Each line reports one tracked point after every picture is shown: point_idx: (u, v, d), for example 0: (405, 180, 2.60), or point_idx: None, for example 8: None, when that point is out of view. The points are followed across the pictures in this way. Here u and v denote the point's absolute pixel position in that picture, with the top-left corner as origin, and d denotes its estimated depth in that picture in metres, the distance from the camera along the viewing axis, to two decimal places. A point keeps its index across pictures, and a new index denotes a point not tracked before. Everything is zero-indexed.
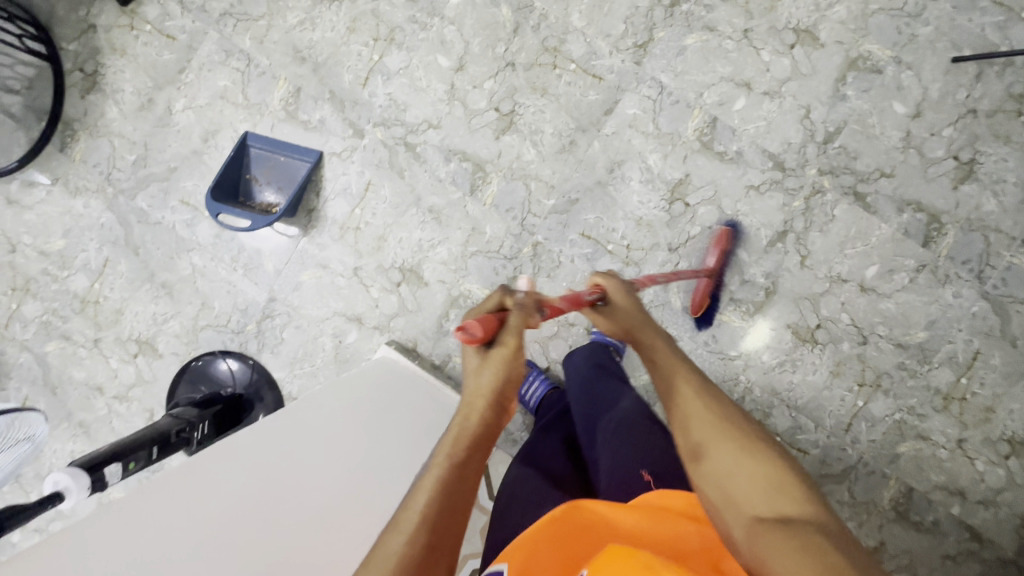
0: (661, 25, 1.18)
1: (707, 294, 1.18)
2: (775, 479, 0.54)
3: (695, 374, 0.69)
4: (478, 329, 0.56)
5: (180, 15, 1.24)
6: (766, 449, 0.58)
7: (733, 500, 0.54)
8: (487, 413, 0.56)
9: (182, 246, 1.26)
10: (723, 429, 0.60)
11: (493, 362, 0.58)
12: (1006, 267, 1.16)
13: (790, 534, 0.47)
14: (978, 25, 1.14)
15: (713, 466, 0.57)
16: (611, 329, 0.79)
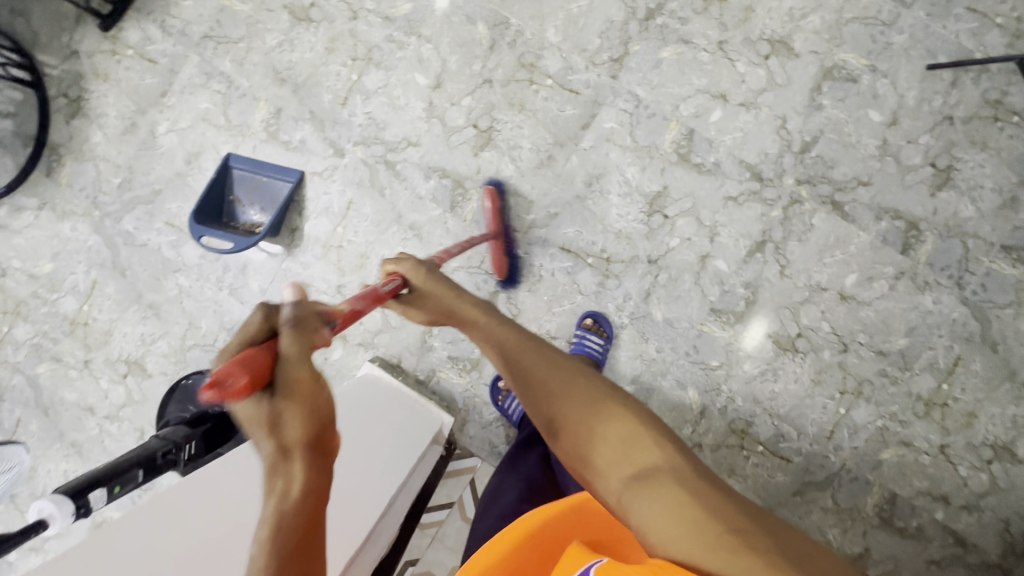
0: (636, 39, 1.19)
1: (500, 255, 1.19)
2: (624, 433, 0.62)
3: (537, 352, 0.72)
4: (237, 377, 0.44)
5: (162, 39, 1.26)
6: (610, 408, 0.65)
7: (601, 466, 0.61)
8: (307, 474, 0.46)
9: (168, 266, 1.28)
10: (571, 400, 0.66)
11: (289, 404, 0.46)
12: (985, 273, 1.16)
13: (649, 486, 0.55)
14: (952, 31, 1.14)
15: (573, 441, 0.64)
16: (426, 314, 0.79)
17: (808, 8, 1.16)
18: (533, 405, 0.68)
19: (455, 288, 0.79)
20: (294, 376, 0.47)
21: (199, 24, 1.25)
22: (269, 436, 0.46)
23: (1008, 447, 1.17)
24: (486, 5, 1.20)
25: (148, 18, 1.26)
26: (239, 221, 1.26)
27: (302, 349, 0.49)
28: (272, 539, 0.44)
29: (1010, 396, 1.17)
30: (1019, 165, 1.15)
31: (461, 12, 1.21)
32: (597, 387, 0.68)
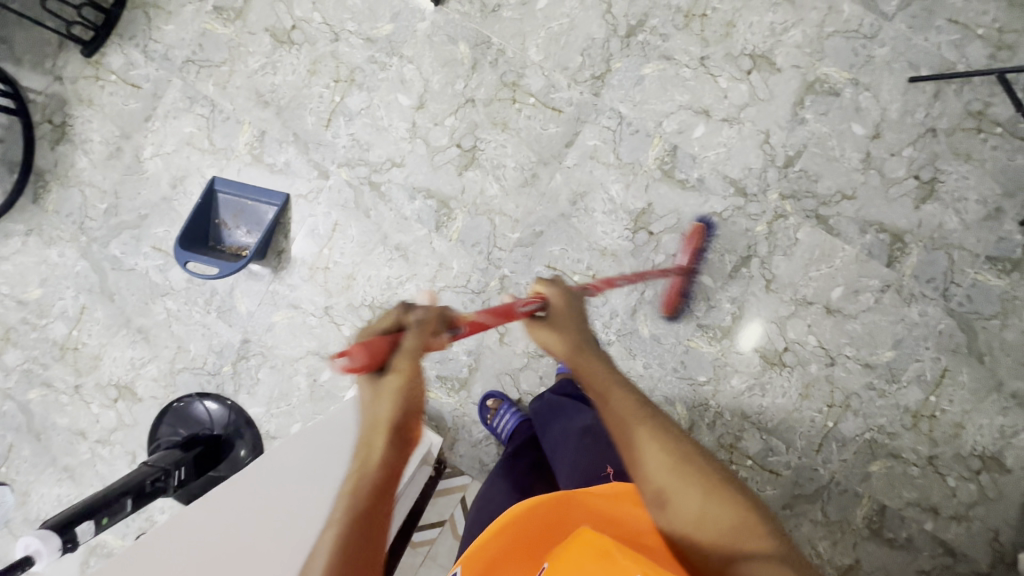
0: (618, 56, 1.19)
1: (679, 291, 1.18)
2: (744, 522, 0.52)
3: (650, 407, 0.62)
4: (362, 357, 0.47)
5: (144, 64, 1.26)
6: (728, 486, 0.55)
7: (709, 545, 0.53)
8: (389, 456, 0.47)
9: (156, 291, 1.28)
10: (693, 470, 0.56)
11: (388, 393, 0.48)
12: (971, 284, 1.16)
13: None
14: (934, 43, 1.14)
15: (681, 512, 0.54)
16: (548, 342, 0.71)
17: (789, 22, 1.16)
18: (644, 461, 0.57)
19: (580, 321, 0.72)
20: (411, 368, 0.49)
21: (181, 48, 1.25)
22: (368, 414, 0.48)
23: (996, 457, 1.17)
24: (468, 24, 1.20)
25: (130, 42, 1.26)
26: (225, 245, 1.26)
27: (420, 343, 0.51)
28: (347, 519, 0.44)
29: (997, 407, 1.17)
30: (1003, 176, 1.15)
31: (442, 32, 1.21)
32: (709, 456, 0.58)
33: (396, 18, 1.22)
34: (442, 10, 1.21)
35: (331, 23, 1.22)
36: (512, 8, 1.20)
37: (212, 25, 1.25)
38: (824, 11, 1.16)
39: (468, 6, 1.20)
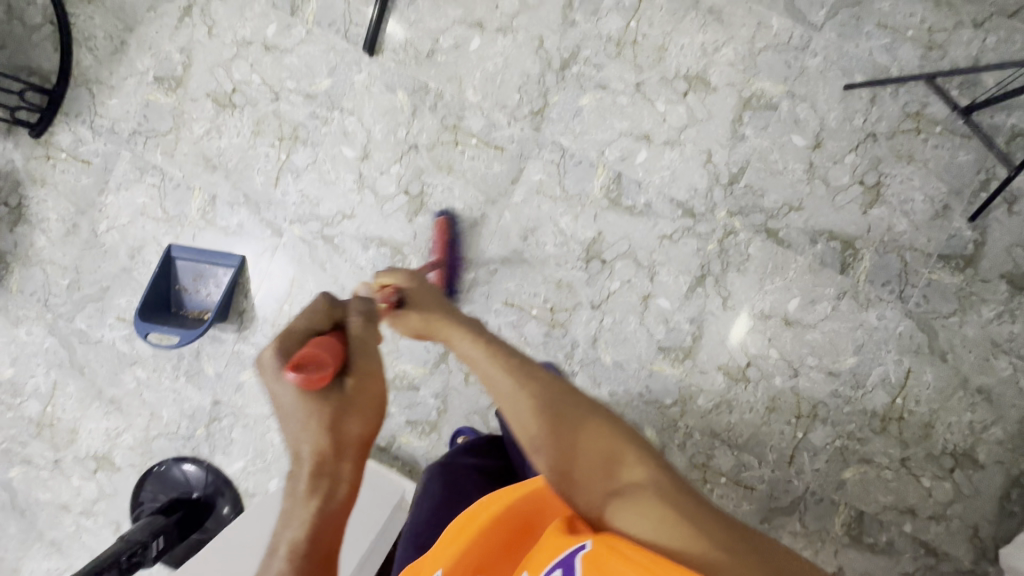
0: (555, 89, 1.20)
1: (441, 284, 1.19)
2: (608, 449, 0.66)
3: (526, 370, 0.75)
4: (323, 365, 0.58)
5: (92, 139, 1.27)
6: (590, 424, 0.69)
7: (581, 474, 0.64)
8: (352, 468, 0.56)
9: (124, 360, 1.30)
10: (563, 420, 0.69)
11: (354, 406, 0.59)
12: (926, 284, 1.16)
13: (627, 497, 0.60)
14: (865, 49, 1.15)
15: (558, 458, 0.66)
16: (417, 327, 0.84)
17: (720, 41, 1.17)
18: (523, 418, 0.71)
19: (443, 304, 0.86)
20: (364, 363, 0.63)
21: (127, 120, 1.27)
22: (325, 429, 0.56)
23: (968, 453, 1.17)
24: (404, 72, 1.22)
25: (76, 119, 1.28)
26: (187, 309, 1.27)
27: (365, 342, 0.65)
28: (311, 535, 0.51)
29: (964, 403, 1.17)
30: (947, 174, 1.15)
31: (380, 82, 1.22)
32: (576, 403, 0.71)
33: (333, 73, 1.23)
34: (378, 60, 1.22)
35: (270, 83, 1.24)
36: (446, 52, 1.21)
37: (154, 95, 1.26)
38: (753, 27, 1.16)
39: (403, 55, 1.21)
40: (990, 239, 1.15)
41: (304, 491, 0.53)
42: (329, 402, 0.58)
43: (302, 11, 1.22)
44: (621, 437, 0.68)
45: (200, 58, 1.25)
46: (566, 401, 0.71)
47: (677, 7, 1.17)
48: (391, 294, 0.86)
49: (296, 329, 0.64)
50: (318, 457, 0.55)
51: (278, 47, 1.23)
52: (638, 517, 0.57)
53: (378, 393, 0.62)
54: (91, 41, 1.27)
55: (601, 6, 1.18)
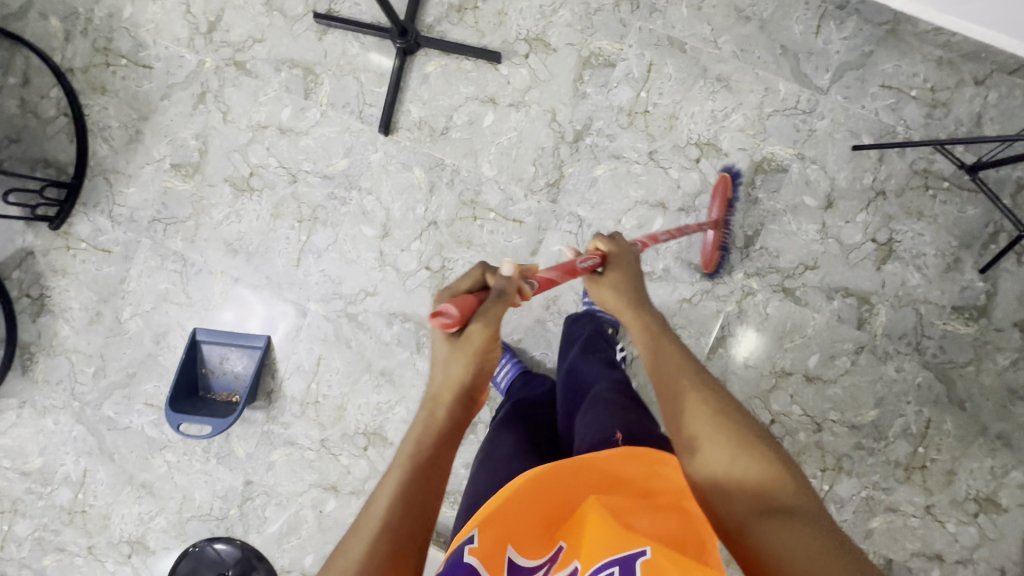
0: (569, 161, 1.21)
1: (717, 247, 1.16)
2: (766, 477, 0.56)
3: (687, 368, 0.69)
4: (457, 315, 0.61)
5: (112, 228, 1.28)
6: (751, 442, 0.59)
7: (727, 485, 0.57)
8: (451, 407, 0.64)
9: (153, 445, 1.30)
10: (716, 427, 0.61)
11: (462, 358, 0.63)
12: (941, 335, 1.19)
13: (784, 525, 0.51)
14: (871, 109, 1.18)
15: (711, 470, 0.58)
16: (605, 298, 0.84)
17: (729, 107, 1.19)
18: (680, 412, 0.64)
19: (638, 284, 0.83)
20: (485, 327, 0.63)
21: (146, 209, 1.28)
22: (446, 367, 0.64)
23: (990, 498, 1.19)
24: (420, 150, 1.23)
25: (95, 209, 1.29)
26: (215, 391, 1.28)
27: (496, 309, 0.64)
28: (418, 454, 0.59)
29: (984, 449, 1.19)
30: (957, 228, 1.18)
31: (396, 161, 1.23)
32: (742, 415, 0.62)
33: (349, 153, 1.24)
34: (393, 138, 1.23)
35: (287, 166, 1.25)
36: (460, 128, 1.22)
37: (172, 182, 1.27)
38: (761, 92, 1.19)
39: (417, 132, 1.23)
40: (1001, 289, 1.18)
41: (423, 412, 0.63)
42: (453, 346, 0.63)
43: (315, 93, 1.24)
44: (791, 470, 0.57)
45: (216, 144, 1.26)
46: (728, 412, 0.62)
47: (685, 76, 1.19)
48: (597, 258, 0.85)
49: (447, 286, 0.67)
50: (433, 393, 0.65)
51: (293, 130, 1.24)
52: (804, 557, 0.48)
53: (490, 353, 0.65)
54: (106, 131, 1.27)
55: (611, 78, 1.20)
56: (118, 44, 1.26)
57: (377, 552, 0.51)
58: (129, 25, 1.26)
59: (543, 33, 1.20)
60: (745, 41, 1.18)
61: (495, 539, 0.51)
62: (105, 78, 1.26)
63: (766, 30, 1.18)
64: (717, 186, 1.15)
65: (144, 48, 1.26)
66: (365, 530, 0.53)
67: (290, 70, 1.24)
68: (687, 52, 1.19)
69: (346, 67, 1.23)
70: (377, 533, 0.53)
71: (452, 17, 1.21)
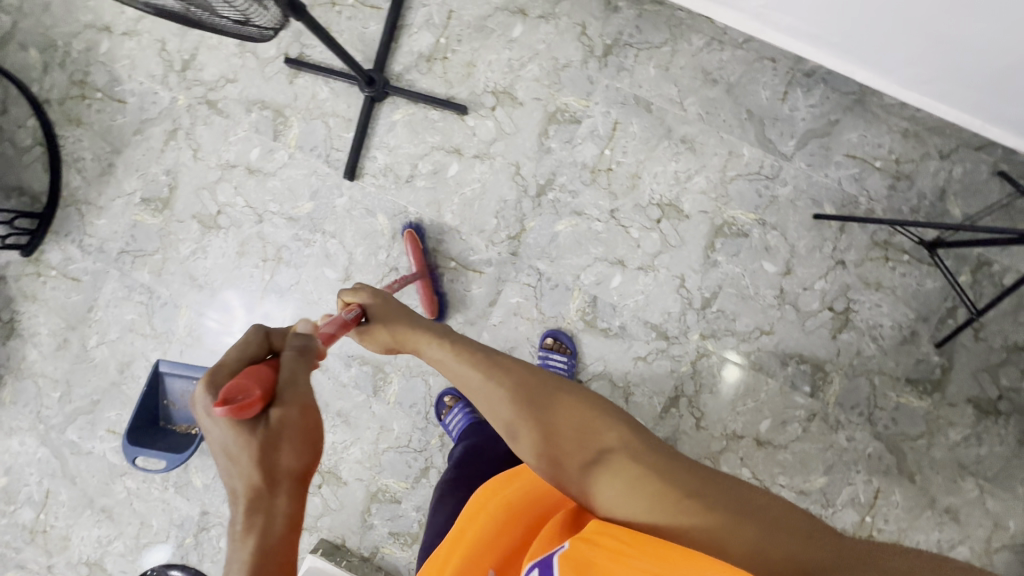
0: (531, 215, 1.22)
1: (428, 293, 1.20)
2: (576, 423, 0.68)
3: (489, 356, 0.77)
4: (255, 395, 0.52)
5: (82, 257, 1.31)
6: (556, 400, 0.70)
7: (552, 454, 0.66)
8: (291, 500, 0.49)
9: (114, 471, 1.33)
10: (533, 406, 0.70)
11: (282, 440, 0.51)
12: (894, 407, 1.19)
13: (611, 470, 0.62)
14: (834, 178, 1.17)
15: (537, 447, 0.67)
16: (385, 341, 0.85)
17: (692, 169, 1.19)
18: (494, 410, 0.72)
19: (400, 311, 0.86)
20: (296, 394, 0.55)
21: (115, 240, 1.30)
22: (257, 462, 0.49)
23: None
24: (384, 197, 1.24)
25: (66, 238, 1.31)
26: (176, 422, 1.30)
27: (299, 375, 0.58)
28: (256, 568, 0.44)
29: (932, 522, 1.18)
30: (915, 301, 1.17)
31: (361, 206, 1.25)
32: (560, 397, 0.71)
33: (315, 196, 1.25)
34: (358, 183, 1.24)
35: (254, 206, 1.26)
36: (424, 177, 1.23)
37: (141, 216, 1.29)
38: (724, 156, 1.19)
39: (382, 179, 1.24)
40: (956, 364, 1.17)
41: (238, 532, 0.46)
42: (256, 436, 0.51)
43: (284, 136, 1.25)
44: (589, 408, 0.69)
45: (186, 181, 1.28)
46: (536, 385, 0.72)
47: (650, 136, 1.19)
48: (356, 310, 0.85)
49: (223, 362, 0.58)
50: (249, 500, 0.48)
51: (261, 171, 1.26)
52: (623, 485, 0.60)
53: (315, 424, 0.54)
54: (80, 162, 1.30)
55: (576, 134, 1.20)
56: (94, 77, 1.28)
57: None
58: (105, 59, 1.28)
59: (510, 86, 1.21)
60: (711, 104, 1.18)
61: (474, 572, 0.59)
62: (80, 110, 1.29)
63: (733, 93, 1.18)
64: (406, 241, 1.20)
65: (119, 83, 1.28)
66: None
67: (260, 111, 1.25)
68: (652, 111, 1.19)
69: (314, 111, 1.24)
70: None
71: (421, 66, 1.22)
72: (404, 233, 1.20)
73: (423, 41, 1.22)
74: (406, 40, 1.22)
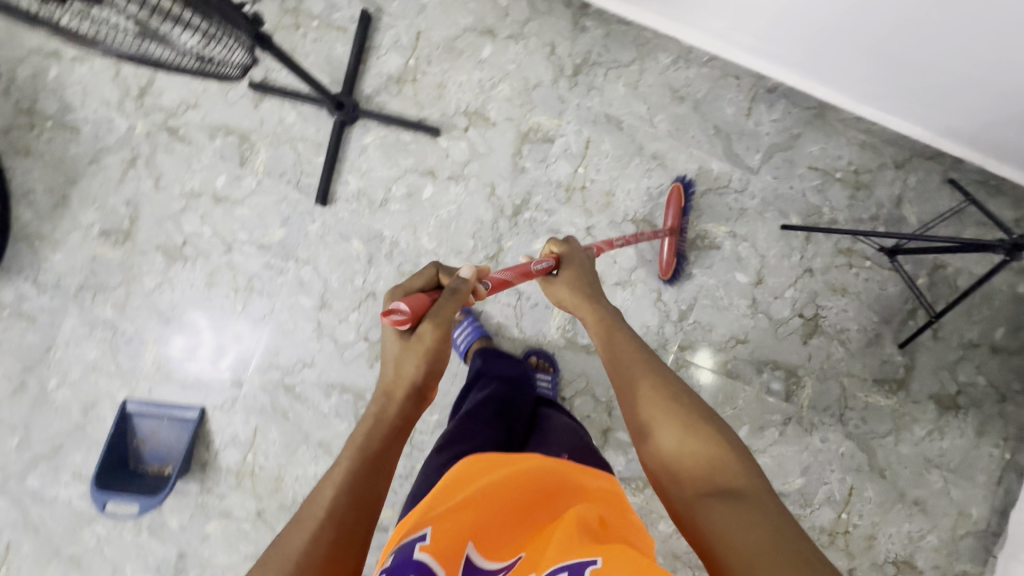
0: (509, 235, 1.21)
1: (673, 252, 1.17)
2: (709, 449, 0.54)
3: (644, 353, 0.67)
4: (410, 310, 0.59)
5: (37, 295, 1.24)
6: (697, 417, 0.58)
7: (676, 467, 0.55)
8: (405, 403, 0.60)
9: (83, 517, 1.26)
10: (667, 412, 0.59)
11: (413, 351, 0.60)
12: (863, 407, 1.24)
13: (727, 507, 0.49)
14: (799, 191, 1.22)
15: (661, 453, 0.57)
16: (559, 299, 0.82)
17: (664, 185, 1.22)
18: (624, 397, 0.63)
19: (592, 278, 0.81)
20: (441, 316, 0.61)
21: (73, 275, 1.24)
22: (397, 359, 0.61)
23: (908, 560, 1.23)
24: (358, 221, 1.22)
25: (19, 275, 1.24)
26: (147, 463, 1.25)
27: (449, 305, 0.61)
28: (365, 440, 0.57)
29: (902, 514, 1.24)
30: (878, 304, 1.23)
31: (334, 232, 1.22)
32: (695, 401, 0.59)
33: (286, 223, 1.22)
34: (331, 209, 1.22)
35: (222, 235, 1.22)
36: (399, 201, 1.22)
37: (101, 249, 1.23)
38: (695, 171, 1.21)
39: (356, 204, 1.22)
40: (918, 362, 1.24)
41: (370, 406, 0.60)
42: (403, 343, 0.60)
43: (251, 162, 1.22)
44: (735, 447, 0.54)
45: (147, 212, 1.23)
46: (681, 394, 0.60)
47: (622, 153, 1.21)
48: (551, 261, 0.85)
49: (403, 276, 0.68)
50: (385, 388, 0.61)
51: (228, 199, 1.22)
52: (738, 529, 0.46)
53: (443, 350, 0.61)
54: (31, 195, 1.23)
55: (549, 153, 1.21)
56: (43, 105, 1.22)
57: (320, 540, 0.50)
58: (55, 87, 1.22)
59: (482, 106, 1.21)
60: (680, 120, 1.21)
61: (450, 538, 0.52)
62: (29, 140, 1.22)
63: (700, 110, 1.21)
64: (671, 195, 1.17)
65: (71, 111, 1.22)
66: (290, 542, 0.50)
67: (225, 137, 1.22)
68: (624, 129, 1.21)
69: (282, 136, 1.22)
70: (320, 523, 0.51)
71: (391, 88, 1.21)
72: (672, 186, 1.18)
73: (391, 62, 1.21)
74: (374, 62, 1.21)
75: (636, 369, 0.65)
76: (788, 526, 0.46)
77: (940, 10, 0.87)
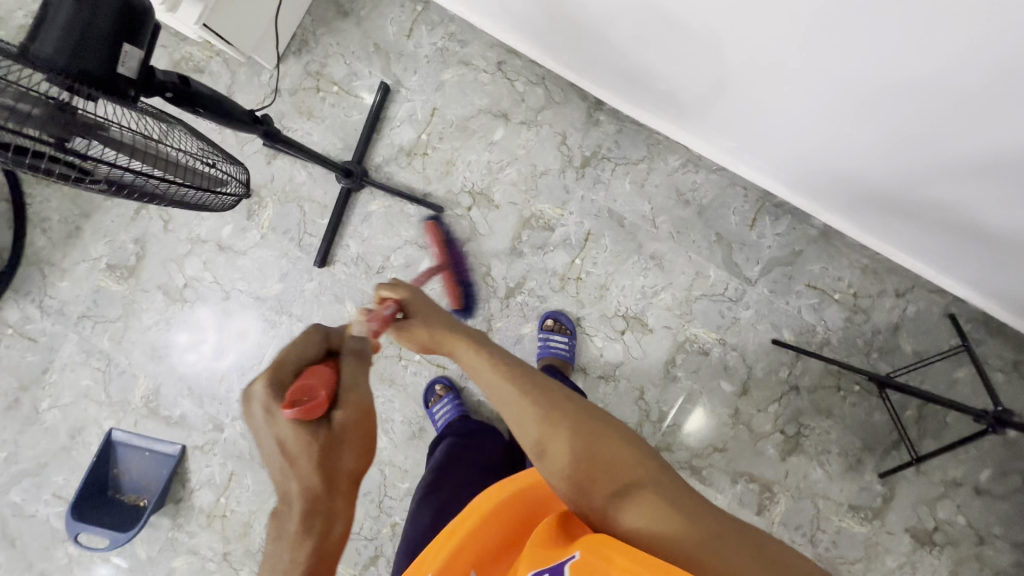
0: (499, 315, 1.22)
1: (454, 284, 1.14)
2: (610, 452, 0.55)
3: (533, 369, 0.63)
4: (319, 396, 0.53)
5: (41, 318, 1.28)
6: (595, 427, 0.57)
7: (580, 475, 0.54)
8: (343, 507, 0.52)
9: (56, 536, 1.28)
10: (569, 430, 0.56)
11: (343, 445, 0.54)
12: (836, 530, 1.21)
13: (639, 500, 0.52)
14: (794, 306, 1.21)
15: (563, 464, 0.55)
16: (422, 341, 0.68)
17: (659, 286, 1.22)
18: (522, 420, 0.58)
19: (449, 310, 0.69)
20: (357, 394, 0.56)
21: (76, 304, 1.28)
22: (318, 464, 0.52)
23: None
24: (354, 285, 1.23)
25: (27, 297, 1.28)
26: (124, 492, 1.28)
27: (358, 379, 0.58)
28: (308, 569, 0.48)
29: None
30: (862, 430, 1.21)
31: (329, 292, 1.24)
32: (590, 409, 0.59)
33: (285, 278, 1.25)
34: (329, 270, 1.24)
35: (222, 283, 1.26)
36: (396, 269, 1.23)
37: (106, 281, 1.27)
38: (691, 275, 1.21)
39: (353, 268, 1.24)
40: (898, 494, 1.21)
41: (295, 534, 0.49)
42: (319, 434, 0.53)
43: (258, 216, 1.25)
44: (630, 439, 0.57)
45: (154, 251, 1.27)
46: (580, 406, 0.59)
47: (620, 249, 1.21)
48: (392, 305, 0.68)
49: (284, 358, 0.57)
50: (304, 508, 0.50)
51: (231, 248, 1.25)
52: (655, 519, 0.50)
53: (369, 420, 0.57)
54: (47, 223, 1.28)
55: (548, 241, 1.22)
56: None
57: None
58: None
59: (487, 188, 1.22)
60: (682, 224, 1.21)
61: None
62: None
63: (704, 215, 1.21)
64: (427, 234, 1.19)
65: None
66: None
67: None
68: (625, 226, 1.21)
69: (291, 194, 1.25)
70: None
71: (400, 159, 1.23)
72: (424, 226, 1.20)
73: (404, 135, 1.23)
74: (388, 132, 1.23)
75: (534, 388, 0.60)
76: (693, 501, 0.53)
77: (969, 175, 0.83)
